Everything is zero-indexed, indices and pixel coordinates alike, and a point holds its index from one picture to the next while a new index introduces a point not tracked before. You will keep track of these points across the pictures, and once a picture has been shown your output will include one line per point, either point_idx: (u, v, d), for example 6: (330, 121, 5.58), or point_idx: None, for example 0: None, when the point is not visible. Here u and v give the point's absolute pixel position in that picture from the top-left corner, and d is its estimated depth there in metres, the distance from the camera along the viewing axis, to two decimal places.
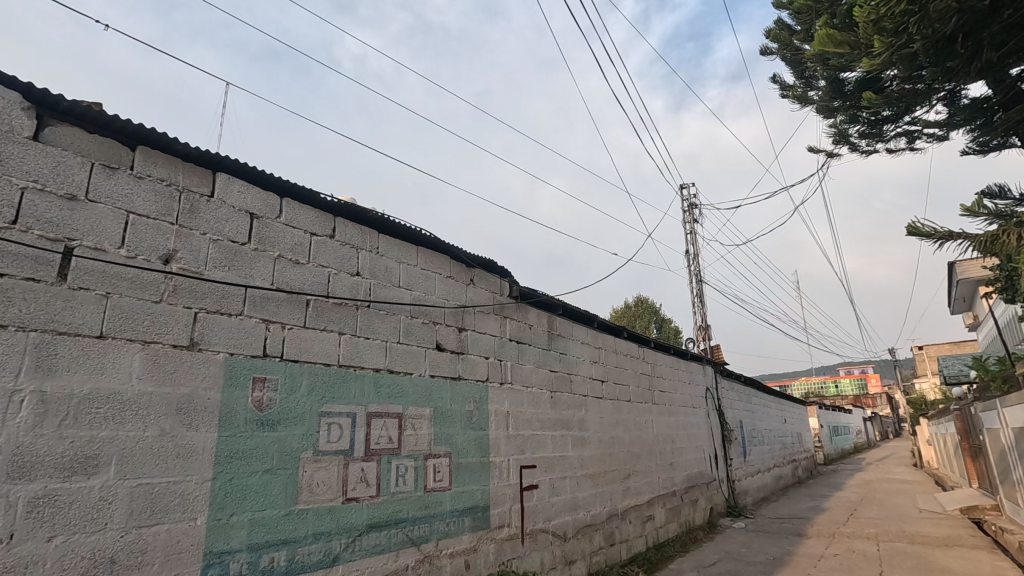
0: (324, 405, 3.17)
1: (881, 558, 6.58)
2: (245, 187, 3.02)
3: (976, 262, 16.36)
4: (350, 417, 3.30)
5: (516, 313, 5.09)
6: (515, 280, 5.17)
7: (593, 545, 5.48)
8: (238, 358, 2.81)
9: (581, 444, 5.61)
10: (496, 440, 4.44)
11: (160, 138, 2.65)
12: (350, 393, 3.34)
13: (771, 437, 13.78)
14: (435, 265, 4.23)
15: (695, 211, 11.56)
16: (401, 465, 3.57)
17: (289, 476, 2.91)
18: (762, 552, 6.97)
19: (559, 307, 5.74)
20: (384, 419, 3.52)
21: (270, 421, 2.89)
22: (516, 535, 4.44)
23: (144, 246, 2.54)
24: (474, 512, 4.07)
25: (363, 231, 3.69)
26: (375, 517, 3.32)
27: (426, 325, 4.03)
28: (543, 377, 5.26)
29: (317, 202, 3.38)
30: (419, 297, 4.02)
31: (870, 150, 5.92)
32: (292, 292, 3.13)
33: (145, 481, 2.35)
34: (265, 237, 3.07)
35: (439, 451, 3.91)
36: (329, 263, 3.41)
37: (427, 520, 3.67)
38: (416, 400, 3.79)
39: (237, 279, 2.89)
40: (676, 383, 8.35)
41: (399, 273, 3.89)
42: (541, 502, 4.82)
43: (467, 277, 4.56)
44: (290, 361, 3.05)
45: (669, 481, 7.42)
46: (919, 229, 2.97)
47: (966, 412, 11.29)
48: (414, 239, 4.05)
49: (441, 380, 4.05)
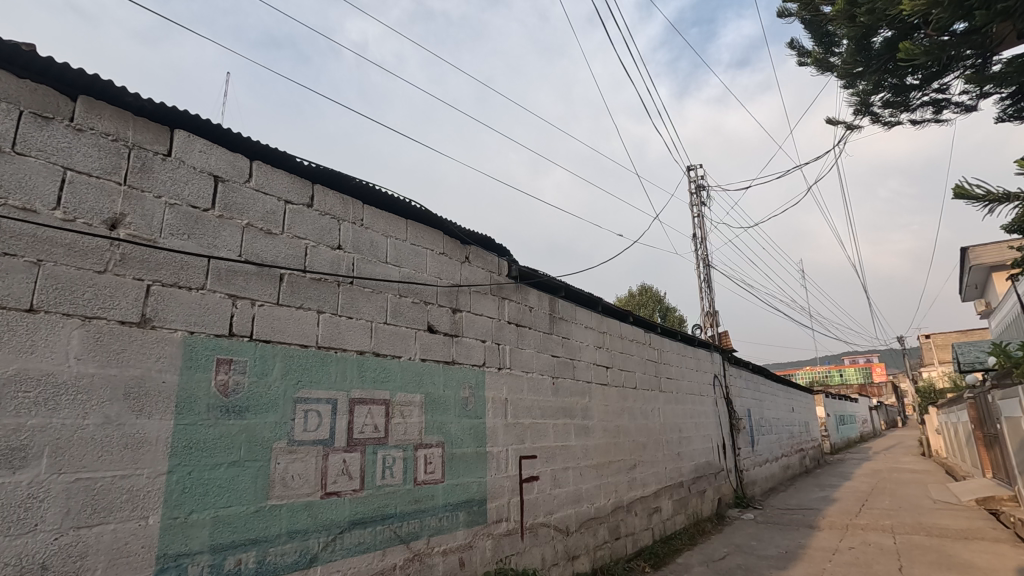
0: (300, 390, 2.87)
1: (900, 552, 6.28)
2: (207, 146, 2.69)
3: (992, 247, 16.25)
4: (330, 404, 3.00)
5: (515, 294, 4.77)
6: (515, 260, 4.84)
7: (597, 540, 5.20)
8: (199, 337, 2.50)
9: (585, 433, 5.31)
10: (493, 428, 4.14)
11: (107, 86, 2.33)
12: (330, 378, 3.04)
13: (778, 426, 13.47)
14: (427, 241, 3.91)
15: (703, 194, 11.17)
16: (388, 456, 3.28)
17: (259, 469, 2.61)
18: (773, 545, 6.69)
19: (562, 289, 5.42)
20: (369, 406, 3.22)
21: (237, 408, 2.58)
22: (515, 531, 4.16)
23: (84, 208, 2.22)
24: (468, 507, 3.78)
25: (345, 201, 3.37)
26: (358, 513, 3.03)
27: (417, 305, 3.71)
28: (544, 362, 4.95)
29: (293, 166, 3.06)
30: (409, 274, 3.70)
31: (893, 121, 5.57)
32: (262, 265, 2.81)
33: (85, 476, 2.05)
34: (231, 203, 2.74)
35: (431, 441, 3.61)
36: (307, 234, 3.09)
37: (417, 516, 3.38)
38: (405, 385, 3.49)
39: (199, 249, 2.57)
40: (683, 370, 8.03)
41: (386, 248, 3.57)
42: (542, 495, 4.53)
43: (461, 255, 4.24)
44: (261, 342, 2.74)
45: (677, 471, 7.14)
46: (970, 190, 2.61)
47: (985, 400, 10.96)
48: (403, 212, 3.73)
49: (433, 364, 3.75)
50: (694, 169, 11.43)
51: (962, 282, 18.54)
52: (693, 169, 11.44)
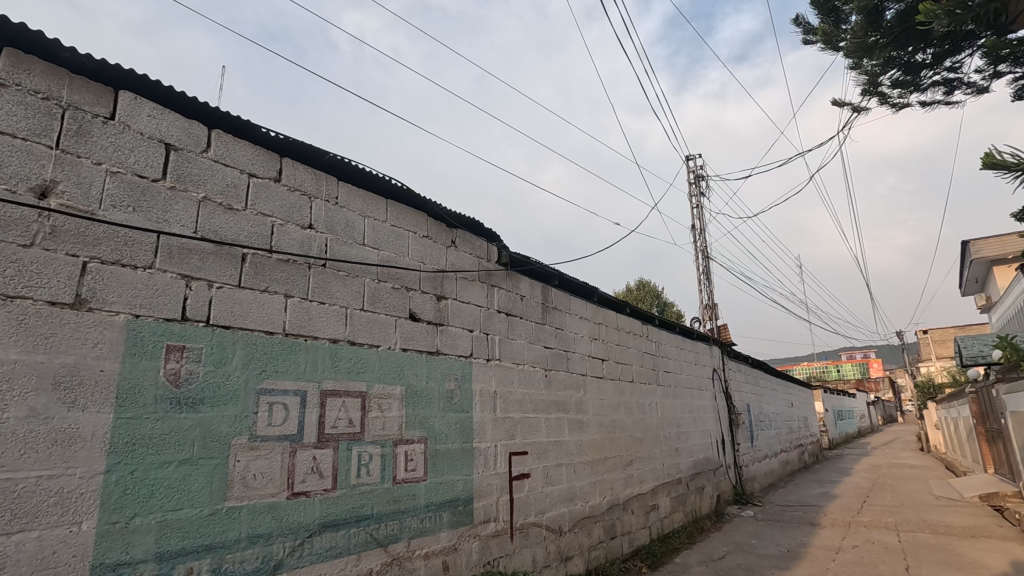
0: (264, 381, 2.62)
1: (905, 551, 6.06)
2: (158, 111, 2.43)
3: (993, 240, 16.10)
4: (298, 396, 2.75)
5: (505, 282, 4.52)
6: (505, 245, 4.59)
7: (592, 539, 4.97)
8: (146, 321, 2.24)
9: (579, 428, 5.07)
10: (481, 423, 3.90)
11: (37, 38, 2.07)
12: (299, 368, 2.79)
13: (777, 422, 13.28)
14: (409, 223, 3.66)
15: (703, 184, 10.92)
16: (364, 453, 3.03)
17: (215, 467, 2.36)
18: (774, 543, 6.47)
19: (556, 278, 5.18)
20: (343, 399, 2.97)
21: (189, 400, 2.33)
22: (504, 531, 3.93)
23: (8, 172, 1.97)
24: (453, 506, 3.54)
25: (317, 177, 3.11)
26: (330, 515, 2.78)
27: (398, 291, 3.46)
28: (536, 353, 4.70)
29: (258, 137, 2.80)
30: (389, 258, 3.45)
31: (901, 103, 5.33)
32: (221, 244, 2.55)
33: (4, 477, 1.80)
34: (185, 174, 2.48)
35: (413, 436, 3.36)
36: (274, 211, 2.83)
37: (396, 517, 3.13)
38: (383, 377, 3.24)
39: (146, 223, 2.31)
40: (682, 363, 7.80)
41: (363, 229, 3.31)
42: (533, 494, 4.29)
43: (447, 239, 3.99)
44: (218, 328, 2.49)
45: (675, 467, 6.91)
46: (999, 159, 2.37)
47: (989, 394, 10.77)
48: (382, 191, 3.47)
49: (415, 354, 3.50)
50: (693, 159, 11.16)
51: (963, 276, 18.39)
52: (692, 159, 11.18)
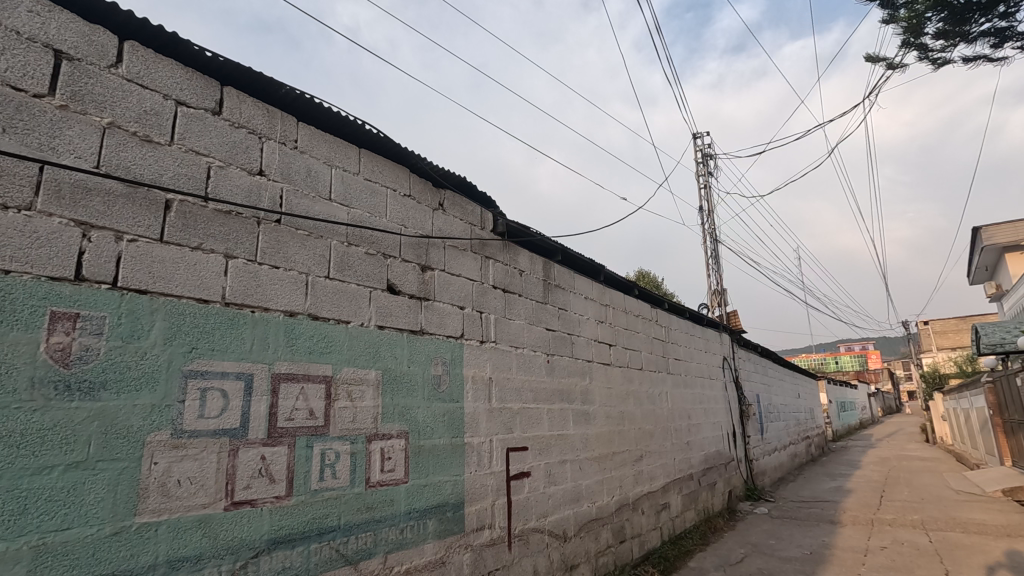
0: (194, 362, 2.06)
1: (940, 553, 5.55)
2: (44, 7, 1.86)
3: (1006, 226, 15.56)
4: (241, 380, 2.20)
5: (502, 254, 3.96)
6: (501, 213, 4.02)
7: (599, 544, 4.45)
8: (19, 279, 1.68)
9: (585, 420, 4.53)
10: (474, 415, 3.35)
11: None
12: (243, 346, 2.23)
13: (785, 413, 12.78)
14: (387, 178, 3.10)
15: (710, 162, 10.32)
16: (329, 452, 2.48)
17: (122, 472, 1.80)
18: (795, 544, 5.97)
19: (559, 253, 4.62)
20: (301, 385, 2.42)
21: (84, 384, 1.77)
22: (501, 539, 3.39)
23: None
24: (440, 513, 3.00)
25: (270, 114, 2.55)
26: (282, 529, 2.23)
27: (373, 258, 2.90)
28: (537, 335, 4.15)
29: (190, 56, 2.23)
30: (361, 218, 2.89)
31: (943, 54, 4.78)
32: (135, 183, 1.98)
33: None
34: (84, 92, 1.91)
35: (391, 430, 2.81)
36: (211, 149, 2.26)
37: (370, 528, 2.59)
38: (354, 359, 2.69)
39: (23, 149, 1.75)
40: (692, 351, 7.27)
41: (330, 181, 2.75)
42: (533, 495, 3.75)
43: (434, 201, 3.43)
44: (131, 292, 1.92)
45: (686, 462, 6.39)
46: None
47: (1011, 382, 10.28)
48: (354, 137, 2.91)
49: (394, 333, 2.94)
50: (700, 137, 10.56)
51: (973, 263, 17.87)
52: (699, 136, 10.57)
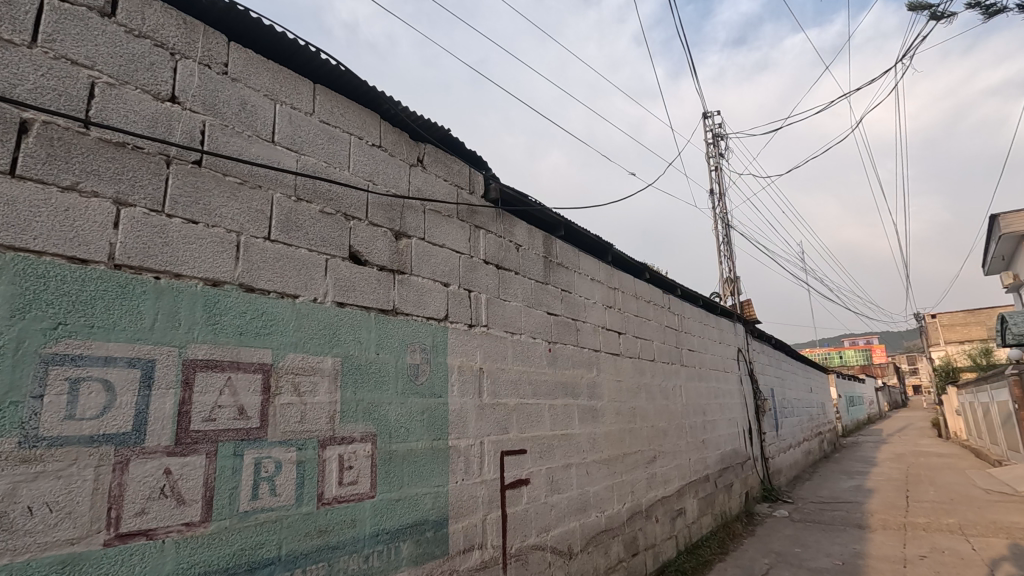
0: (61, 343, 1.50)
1: (986, 562, 4.99)
2: None
3: None
4: (136, 368, 1.63)
5: (495, 224, 3.38)
6: (494, 176, 3.44)
7: (609, 559, 3.90)
8: None
9: (593, 418, 3.96)
10: (461, 411, 2.80)
11: None
12: (140, 323, 1.66)
13: (799, 408, 12.18)
14: (352, 123, 2.54)
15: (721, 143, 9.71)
16: (267, 461, 1.92)
17: None
18: (824, 553, 5.41)
19: (562, 227, 4.05)
20: (226, 375, 1.85)
21: None
22: (495, 560, 2.84)
23: None
24: (419, 533, 2.44)
25: (190, 28, 1.98)
26: (196, 566, 1.68)
27: (331, 218, 2.33)
28: (536, 319, 3.58)
29: None
30: (315, 167, 2.32)
31: None
32: None
33: None
34: None
35: (353, 432, 2.25)
36: (98, 61, 1.69)
37: (324, 557, 2.03)
38: (303, 343, 2.12)
39: None
40: (706, 341, 6.70)
41: (273, 120, 2.19)
42: (533, 506, 3.19)
43: (412, 156, 2.86)
44: None
45: (702, 462, 5.82)
46: None
47: None
48: (308, 69, 2.35)
49: (358, 312, 2.37)
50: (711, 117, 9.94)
51: (990, 252, 17.19)
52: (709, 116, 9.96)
